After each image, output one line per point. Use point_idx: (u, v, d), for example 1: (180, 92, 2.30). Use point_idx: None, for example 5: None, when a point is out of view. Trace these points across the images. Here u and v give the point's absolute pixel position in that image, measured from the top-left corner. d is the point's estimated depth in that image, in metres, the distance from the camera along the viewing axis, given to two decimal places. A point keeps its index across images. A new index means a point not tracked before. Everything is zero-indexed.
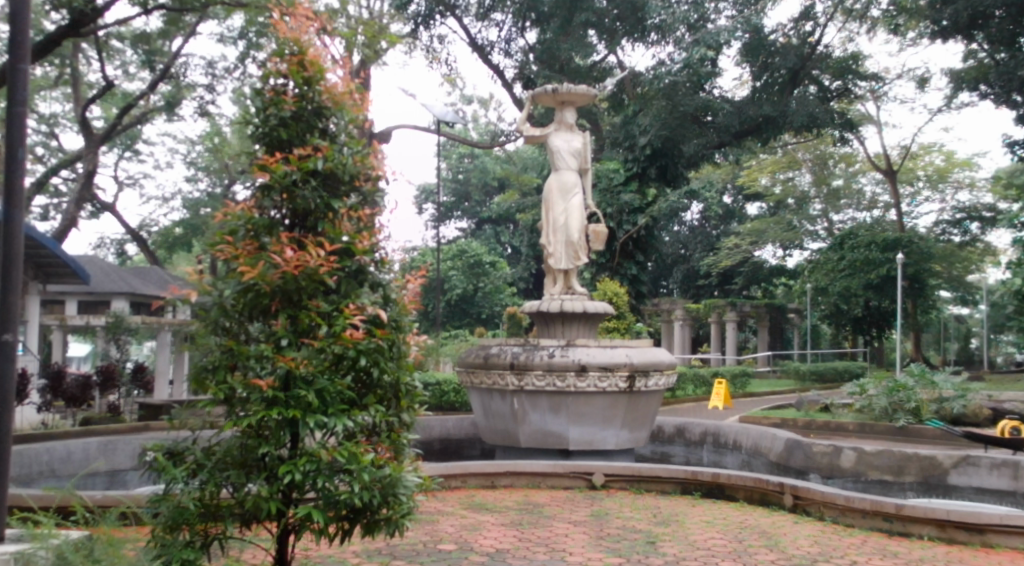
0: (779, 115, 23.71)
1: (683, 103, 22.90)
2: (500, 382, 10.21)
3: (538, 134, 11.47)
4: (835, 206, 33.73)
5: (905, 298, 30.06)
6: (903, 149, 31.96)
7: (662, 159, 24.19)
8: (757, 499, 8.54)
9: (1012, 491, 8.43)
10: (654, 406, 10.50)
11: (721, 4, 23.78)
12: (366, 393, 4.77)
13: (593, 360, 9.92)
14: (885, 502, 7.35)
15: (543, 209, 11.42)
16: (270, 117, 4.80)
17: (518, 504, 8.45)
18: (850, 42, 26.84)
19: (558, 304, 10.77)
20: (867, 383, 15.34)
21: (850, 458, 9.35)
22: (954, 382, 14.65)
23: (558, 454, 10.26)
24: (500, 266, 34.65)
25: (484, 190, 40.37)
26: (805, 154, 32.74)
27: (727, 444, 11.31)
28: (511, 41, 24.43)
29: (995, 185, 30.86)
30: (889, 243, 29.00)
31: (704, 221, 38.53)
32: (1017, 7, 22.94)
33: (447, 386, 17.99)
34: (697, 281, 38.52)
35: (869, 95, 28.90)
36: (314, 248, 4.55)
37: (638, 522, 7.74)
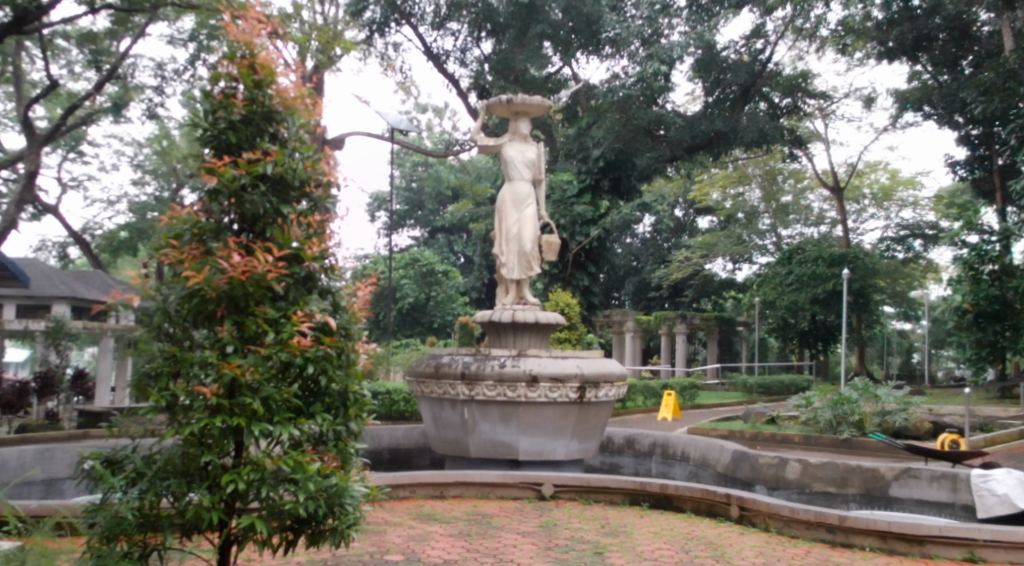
0: (730, 131, 24.17)
1: (637, 117, 23.14)
2: (450, 391, 10.18)
3: (492, 144, 11.48)
4: (784, 221, 34.30)
5: (849, 313, 30.67)
6: (849, 166, 32.59)
7: (615, 172, 24.33)
8: (703, 510, 8.61)
9: (950, 503, 8.62)
10: (604, 416, 10.55)
11: (675, 20, 24.09)
12: (313, 401, 4.72)
13: (544, 371, 9.92)
14: (828, 513, 7.45)
15: (496, 219, 11.42)
16: (219, 120, 4.74)
17: (467, 514, 8.41)
18: (800, 61, 27.36)
19: (510, 314, 10.75)
20: (812, 396, 15.61)
21: (795, 469, 9.50)
22: (897, 396, 14.89)
23: (508, 465, 10.23)
24: (452, 275, 34.59)
25: (437, 199, 40.27)
26: (755, 169, 33.26)
27: (675, 455, 11.37)
28: (467, 50, 24.44)
29: (938, 203, 31.67)
30: (835, 259, 29.59)
31: (656, 233, 38.90)
32: (959, 30, 23.81)
33: (397, 395, 17.87)
34: (649, 293, 38.85)
35: (817, 112, 29.47)
36: (263, 254, 4.48)
37: (587, 532, 7.75)
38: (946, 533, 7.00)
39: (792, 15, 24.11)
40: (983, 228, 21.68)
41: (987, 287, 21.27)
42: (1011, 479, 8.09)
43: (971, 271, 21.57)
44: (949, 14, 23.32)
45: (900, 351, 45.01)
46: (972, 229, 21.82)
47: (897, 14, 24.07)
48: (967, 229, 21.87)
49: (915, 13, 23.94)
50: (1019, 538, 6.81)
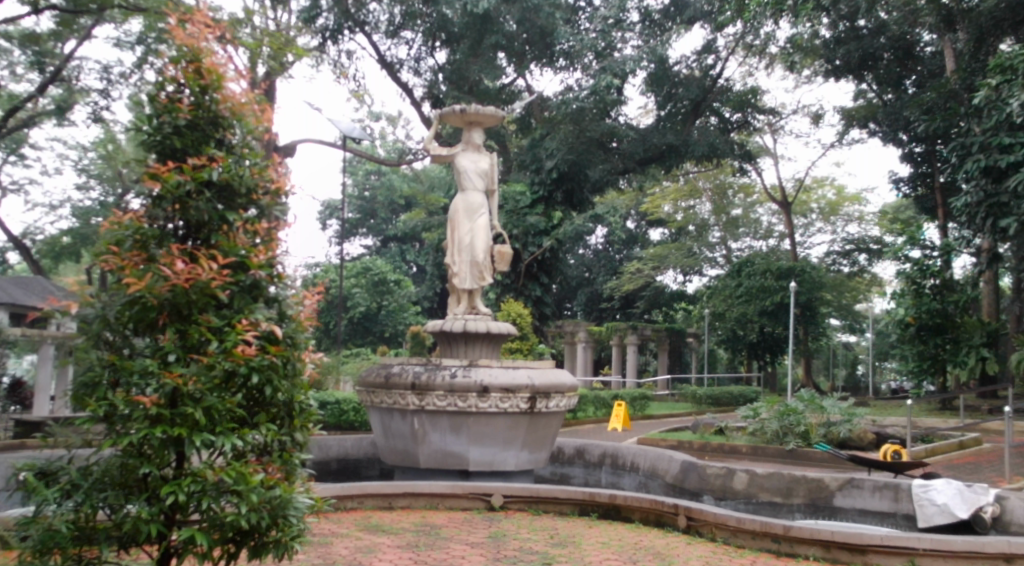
0: (682, 144, 24.82)
1: (590, 128, 23.45)
2: (400, 401, 10.11)
3: (445, 153, 11.47)
4: (733, 234, 34.70)
5: (797, 325, 31.13)
6: (797, 182, 33.13)
7: (568, 183, 24.19)
8: (652, 520, 8.66)
9: (892, 512, 8.79)
10: (554, 427, 10.57)
11: (628, 34, 24.45)
12: (257, 411, 4.67)
13: (495, 381, 9.91)
14: (774, 523, 7.56)
15: (449, 228, 11.40)
16: (164, 124, 4.68)
17: (415, 526, 8.35)
18: (750, 77, 27.78)
19: (461, 324, 10.73)
20: (759, 407, 15.82)
21: (742, 480, 9.62)
22: (841, 407, 15.07)
23: (458, 475, 10.19)
24: (404, 284, 34.44)
25: (390, 208, 40.09)
26: (706, 183, 33.75)
27: (625, 465, 11.42)
28: (421, 60, 24.30)
29: (882, 218, 32.36)
30: (782, 272, 30.09)
31: (608, 245, 39.19)
32: (903, 50, 24.43)
33: (347, 405, 17.70)
34: (601, 304, 39.12)
35: (766, 128, 29.98)
36: (207, 261, 4.41)
37: (535, 543, 7.74)
38: (886, 542, 7.02)
39: (742, 32, 24.49)
40: (925, 243, 22.26)
41: (929, 301, 21.87)
42: (950, 488, 8.26)
43: (913, 285, 22.14)
44: (894, 33, 23.89)
45: (845, 363, 45.85)
46: (914, 244, 22.37)
47: (844, 33, 24.40)
48: (910, 244, 22.39)
49: (861, 32, 24.45)
50: (957, 547, 6.82)
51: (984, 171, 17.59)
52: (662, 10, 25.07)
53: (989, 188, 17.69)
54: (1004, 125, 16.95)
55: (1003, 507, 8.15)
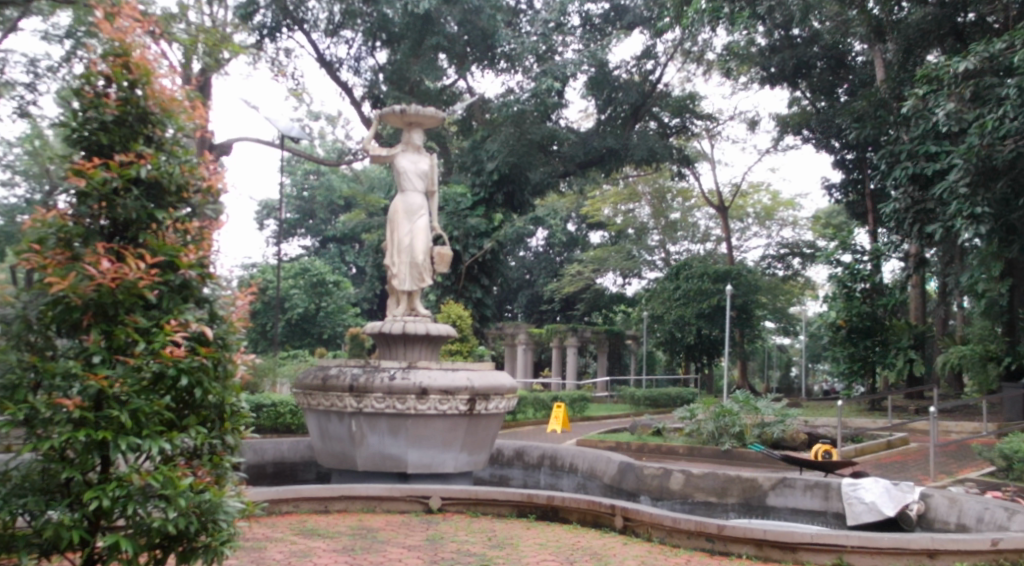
0: (621, 148, 25.10)
1: (531, 131, 23.53)
2: (337, 404, 10.02)
3: (385, 154, 11.40)
4: (672, 237, 35.05)
5: (733, 327, 31.62)
6: (733, 187, 33.74)
7: (509, 185, 24.28)
8: (589, 521, 8.73)
9: (822, 510, 9.04)
10: (493, 428, 10.56)
11: (569, 38, 24.71)
12: (187, 414, 4.56)
13: (435, 383, 9.88)
14: (708, 522, 7.67)
15: (388, 229, 11.34)
16: (90, 120, 4.56)
17: (351, 529, 8.27)
18: (688, 83, 28.20)
19: (400, 325, 10.67)
20: (696, 408, 16.07)
21: (678, 480, 9.75)
22: (775, 408, 15.33)
23: (396, 478, 10.12)
24: (343, 286, 34.12)
25: (329, 208, 39.68)
26: (645, 187, 34.21)
27: (563, 467, 11.45)
28: (361, 59, 24.00)
29: (815, 224, 33.10)
30: (719, 275, 30.64)
31: (548, 247, 39.47)
32: (835, 59, 25.05)
33: (283, 408, 17.44)
34: (541, 306, 39.34)
35: (704, 133, 30.42)
36: (134, 261, 4.31)
37: (473, 545, 7.74)
38: (817, 541, 7.17)
39: (680, 38, 24.91)
40: (856, 248, 22.87)
41: (859, 305, 22.43)
42: (878, 487, 8.53)
43: (844, 288, 22.71)
44: (827, 43, 24.46)
45: (779, 365, 46.81)
46: (846, 249, 22.95)
47: (779, 41, 24.92)
48: (841, 249, 22.97)
49: (794, 40, 24.88)
50: (884, 543, 6.99)
51: (911, 178, 18.12)
52: (603, 15, 25.84)
53: (916, 195, 18.24)
54: (930, 134, 17.58)
55: (928, 504, 8.54)
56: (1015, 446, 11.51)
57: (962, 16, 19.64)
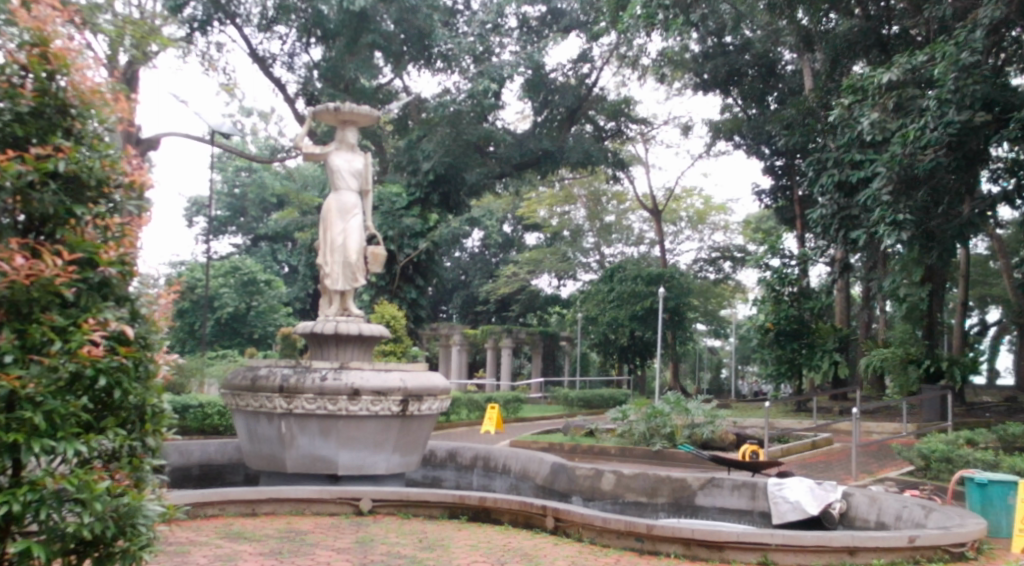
0: (557, 150, 25.32)
1: (467, 132, 23.70)
2: (266, 405, 9.86)
3: (318, 152, 11.25)
4: (606, 240, 35.29)
5: (665, 329, 32.00)
6: (667, 191, 34.24)
7: (445, 186, 24.22)
8: (521, 522, 8.75)
9: (749, 510, 9.23)
10: (426, 430, 10.52)
11: (506, 40, 24.91)
12: (106, 415, 4.45)
13: (367, 384, 9.80)
14: (638, 522, 7.74)
15: (321, 228, 11.20)
16: (4, 111, 4.35)
17: (279, 532, 8.15)
18: (624, 87, 28.48)
19: (332, 325, 10.55)
20: (628, 409, 16.28)
21: (610, 480, 9.84)
22: (705, 409, 15.56)
23: (326, 480, 10.00)
24: (274, 285, 33.57)
25: (261, 206, 39.04)
26: (580, 189, 34.55)
27: (496, 468, 11.44)
28: (295, 55, 23.52)
29: (746, 228, 33.79)
30: (652, 278, 31.04)
31: (484, 248, 39.55)
32: (766, 68, 25.61)
33: (210, 409, 17.10)
34: (476, 306, 39.34)
35: (639, 137, 30.74)
36: (51, 257, 4.14)
37: (403, 547, 7.70)
38: (742, 539, 7.29)
39: (616, 42, 25.24)
40: (784, 253, 23.44)
41: (787, 308, 22.93)
42: (802, 486, 8.73)
43: (773, 292, 23.22)
44: (758, 51, 25.04)
45: (710, 366, 47.58)
46: (775, 253, 23.48)
47: (712, 48, 25.51)
48: (770, 253, 23.48)
49: (727, 49, 25.56)
50: (807, 542, 7.17)
51: (837, 185, 18.61)
52: (540, 18, 25.97)
53: (842, 201, 18.75)
54: (856, 143, 18.05)
55: (849, 503, 8.79)
56: (932, 446, 11.89)
57: (886, 29, 20.26)
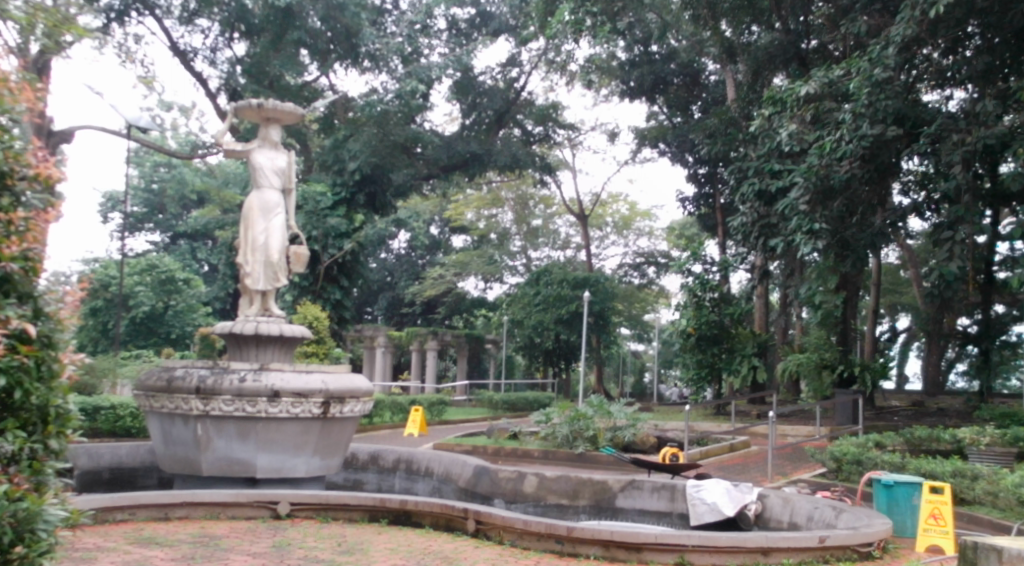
0: (485, 153, 25.42)
1: (393, 132, 23.62)
2: (182, 406, 9.61)
3: (239, 149, 11.03)
4: (533, 243, 35.45)
5: (590, 333, 32.30)
6: (593, 196, 34.57)
7: (371, 186, 24.06)
8: (442, 525, 8.72)
9: (668, 511, 9.38)
10: (347, 433, 10.38)
11: (434, 41, 25.17)
12: (4, 418, 4.27)
13: (287, 386, 9.65)
14: (558, 524, 7.77)
15: (242, 227, 10.98)
16: None
17: (192, 537, 7.95)
18: (552, 92, 28.68)
19: (253, 326, 10.35)
20: (552, 412, 16.42)
21: (532, 483, 9.87)
22: (627, 412, 15.75)
23: (243, 483, 9.79)
24: (193, 284, 32.77)
25: (180, 203, 38.11)
26: (508, 193, 34.67)
27: (418, 470, 11.37)
28: (218, 50, 22.99)
29: (670, 234, 34.39)
30: (578, 282, 31.35)
31: (410, 250, 39.35)
32: (690, 77, 26.09)
33: (123, 411, 16.62)
34: (402, 308, 39.08)
35: (567, 142, 30.95)
36: None
37: (321, 551, 7.58)
38: (660, 541, 7.39)
39: (544, 47, 25.47)
40: (706, 259, 23.95)
41: (708, 313, 23.40)
42: (719, 488, 8.90)
43: (694, 297, 23.64)
44: (683, 60, 25.46)
45: (633, 370, 48.18)
46: (696, 260, 23.96)
47: (638, 57, 25.79)
48: (692, 259, 23.90)
49: (653, 57, 25.78)
50: (722, 542, 7.32)
51: (757, 194, 19.05)
52: (468, 20, 25.96)
53: (761, 210, 19.19)
54: (775, 153, 18.51)
55: (764, 504, 9.01)
56: (844, 449, 12.27)
57: (806, 43, 20.79)
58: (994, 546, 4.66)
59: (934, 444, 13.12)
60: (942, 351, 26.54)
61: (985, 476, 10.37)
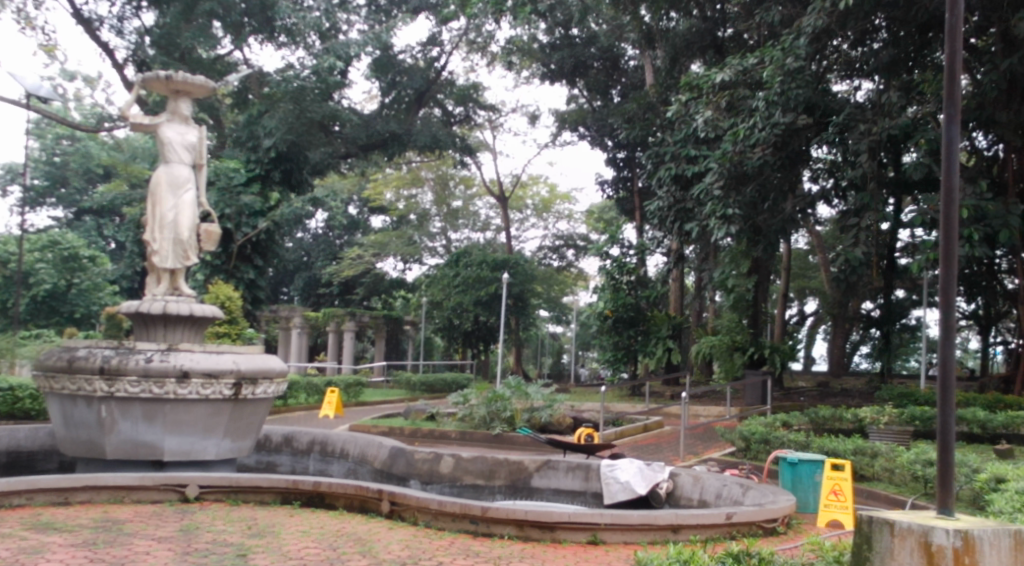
0: (404, 133, 25.18)
1: (310, 110, 22.88)
2: (85, 388, 9.29)
3: (146, 123, 10.64)
4: (452, 225, 35.35)
5: (508, 315, 32.45)
6: (514, 177, 34.62)
7: (287, 164, 23.63)
8: (356, 507, 8.65)
9: (582, 491, 9.51)
10: (260, 414, 10.19)
11: (353, 17, 24.81)
12: None
13: (197, 366, 9.41)
14: (473, 504, 7.76)
15: (150, 203, 10.63)
16: None
17: (94, 522, 7.70)
18: (473, 73, 28.56)
19: (161, 305, 10.05)
20: (469, 393, 16.45)
21: (448, 464, 9.86)
22: (544, 393, 15.85)
23: (150, 466, 9.54)
24: (99, 261, 31.70)
25: (85, 177, 36.76)
26: (427, 173, 34.54)
27: (334, 452, 11.24)
28: (125, 19, 21.70)
29: (589, 217, 34.69)
30: (497, 263, 31.45)
31: (328, 230, 38.82)
32: (610, 61, 26.29)
33: (22, 392, 15.99)
34: (319, 289, 38.54)
35: (487, 124, 30.92)
36: None
37: (231, 534, 7.44)
38: (574, 519, 7.48)
39: (465, 27, 25.39)
40: (623, 242, 24.31)
41: (624, 296, 23.93)
42: (633, 467, 9.06)
43: (612, 280, 24.10)
44: (603, 45, 25.71)
45: (551, 352, 48.63)
46: (614, 243, 24.29)
47: (559, 40, 26.02)
48: (610, 242, 24.21)
49: (574, 41, 26.00)
50: (633, 520, 7.47)
51: (673, 179, 19.34)
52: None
53: (677, 194, 19.53)
54: (692, 139, 18.80)
55: (675, 483, 9.21)
56: (752, 429, 12.61)
57: (722, 31, 21.37)
58: (886, 519, 4.78)
59: (837, 423, 13.61)
60: (847, 334, 27.52)
61: (883, 453, 10.79)
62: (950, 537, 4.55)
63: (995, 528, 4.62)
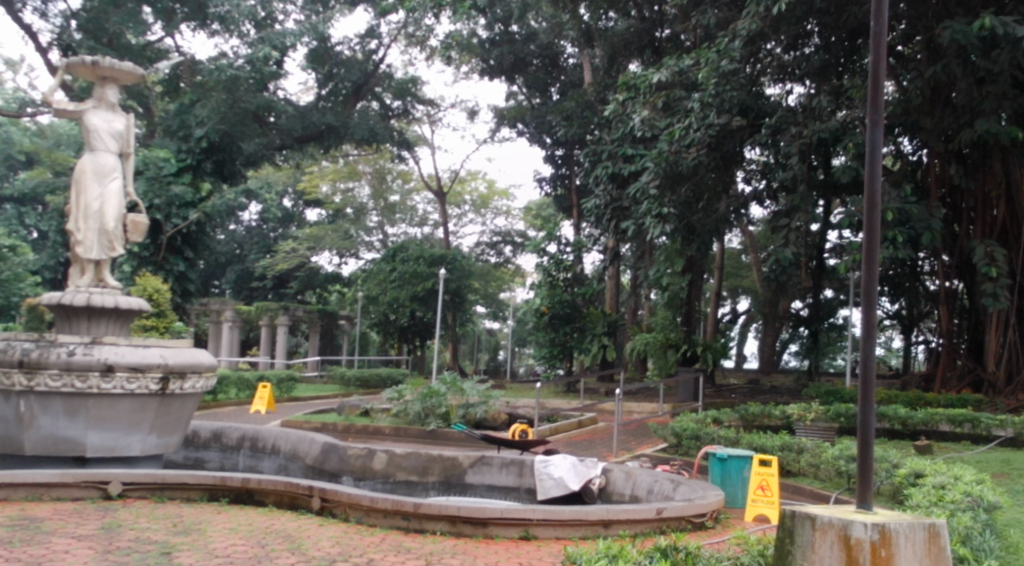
0: (341, 126, 24.83)
1: (244, 100, 22.23)
2: (2, 382, 8.99)
3: (71, 108, 10.32)
4: (389, 219, 35.06)
5: (445, 310, 32.41)
6: (452, 173, 34.50)
7: (219, 154, 23.25)
8: (286, 503, 8.53)
9: (515, 486, 9.54)
10: (188, 409, 9.96)
11: (289, 6, 24.40)
12: None
13: (122, 360, 9.15)
14: (405, 500, 7.69)
15: (74, 192, 10.31)
16: None
17: (11, 520, 7.44)
18: (412, 66, 28.36)
19: (85, 297, 9.75)
20: (404, 389, 16.35)
21: (382, 460, 9.78)
22: (479, 389, 15.83)
23: (71, 462, 9.26)
24: (20, 251, 30.67)
25: (7, 164, 35.54)
26: (364, 166, 34.27)
27: (264, 448, 11.06)
28: (49, 3, 20.82)
29: (526, 214, 34.81)
30: (434, 259, 31.33)
31: (262, 222, 38.24)
32: (549, 59, 26.41)
33: None
34: (252, 282, 37.94)
35: (425, 118, 30.82)
36: None
37: (155, 532, 7.26)
38: (506, 515, 7.49)
39: (403, 21, 25.21)
40: (560, 239, 24.43)
41: (560, 293, 24.06)
42: (566, 463, 9.11)
43: (549, 277, 24.20)
44: (542, 42, 25.89)
45: (487, 348, 48.66)
46: (551, 240, 24.41)
47: (498, 36, 26.23)
48: (546, 238, 24.31)
49: (513, 37, 26.25)
50: (565, 516, 7.52)
51: (610, 177, 19.49)
52: None
53: (613, 193, 19.69)
54: (628, 138, 18.95)
55: (608, 478, 9.27)
56: (683, 425, 12.79)
57: (659, 32, 21.52)
58: (809, 514, 4.88)
59: (765, 419, 13.87)
60: (776, 333, 28.11)
61: (809, 449, 11.03)
62: (868, 531, 4.66)
63: (911, 521, 4.74)
